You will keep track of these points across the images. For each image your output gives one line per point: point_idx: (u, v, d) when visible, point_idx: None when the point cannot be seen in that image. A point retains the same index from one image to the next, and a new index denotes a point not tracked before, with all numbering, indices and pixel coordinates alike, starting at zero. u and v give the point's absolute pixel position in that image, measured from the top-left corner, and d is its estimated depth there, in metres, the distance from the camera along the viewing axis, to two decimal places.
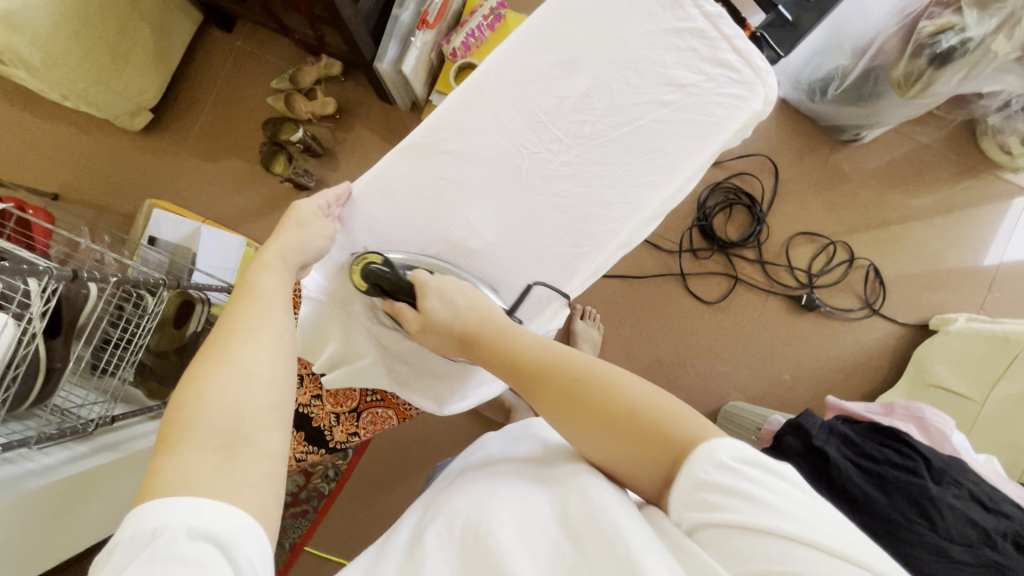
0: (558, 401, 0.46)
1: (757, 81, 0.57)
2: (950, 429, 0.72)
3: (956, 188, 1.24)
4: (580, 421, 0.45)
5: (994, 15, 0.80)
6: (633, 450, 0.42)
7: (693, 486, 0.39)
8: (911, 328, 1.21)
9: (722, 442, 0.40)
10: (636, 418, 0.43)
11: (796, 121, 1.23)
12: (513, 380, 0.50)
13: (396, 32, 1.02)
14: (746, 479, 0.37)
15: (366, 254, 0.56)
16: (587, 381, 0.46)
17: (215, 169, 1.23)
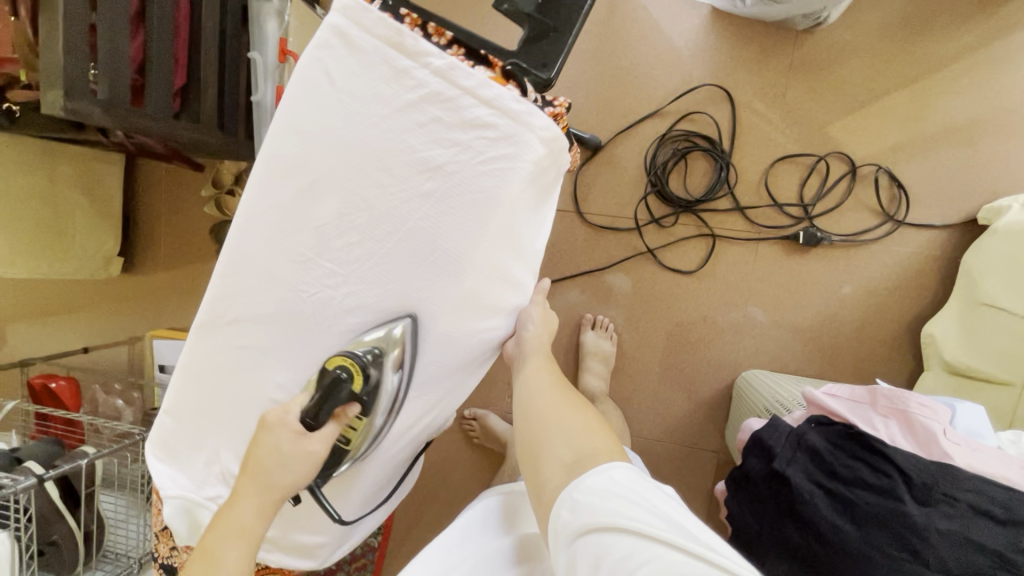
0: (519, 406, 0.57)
1: (521, 130, 0.46)
2: (941, 421, 0.60)
3: (979, 30, 0.95)
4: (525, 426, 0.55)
5: None
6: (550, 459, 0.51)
7: (586, 494, 0.46)
8: (952, 227, 0.98)
9: (615, 464, 0.48)
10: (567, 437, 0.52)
11: (737, 29, 1.01)
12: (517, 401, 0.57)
13: (264, 118, 1.00)
14: (624, 491, 0.45)
15: (354, 366, 0.50)
16: (552, 399, 0.55)
17: (191, 287, 1.32)
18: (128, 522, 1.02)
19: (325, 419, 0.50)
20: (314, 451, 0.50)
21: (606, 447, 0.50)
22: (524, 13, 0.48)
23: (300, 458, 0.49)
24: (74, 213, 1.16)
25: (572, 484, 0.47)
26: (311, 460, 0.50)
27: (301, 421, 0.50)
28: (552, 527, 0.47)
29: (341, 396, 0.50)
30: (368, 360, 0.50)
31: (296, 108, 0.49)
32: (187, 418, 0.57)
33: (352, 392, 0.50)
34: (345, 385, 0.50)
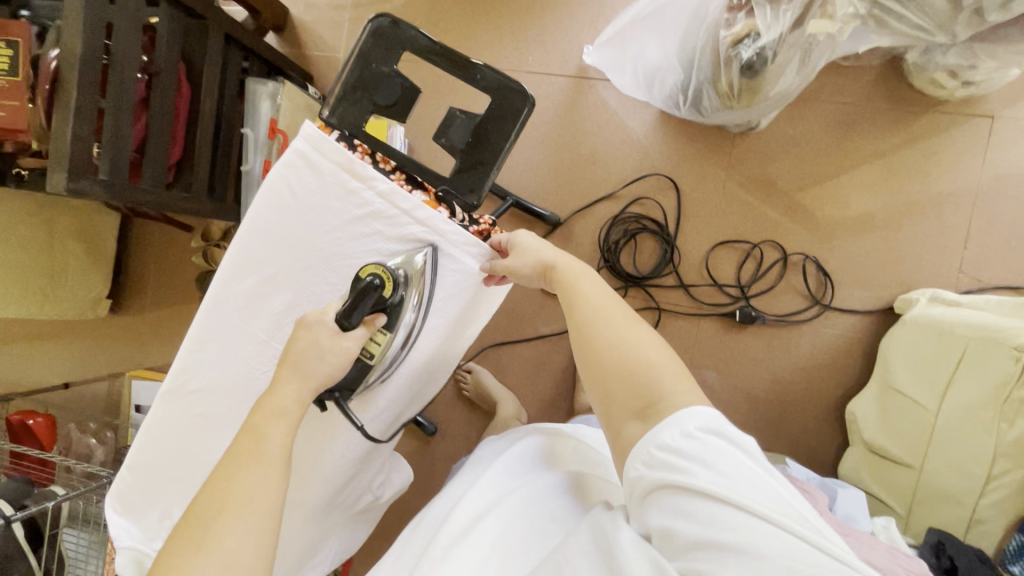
0: (580, 332, 0.52)
1: (454, 247, 0.58)
2: (820, 504, 0.67)
3: (895, 140, 1.07)
4: (593, 360, 0.50)
5: (788, 9, 0.70)
6: (619, 404, 0.48)
7: (662, 450, 0.43)
8: (873, 314, 1.07)
9: (692, 412, 0.44)
10: (645, 378, 0.47)
11: (683, 126, 1.13)
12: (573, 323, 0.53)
13: (251, 187, 1.10)
14: (699, 447, 0.42)
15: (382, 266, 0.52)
16: (620, 321, 0.51)
17: (174, 329, 1.39)
18: (88, 561, 1.05)
19: (356, 323, 0.51)
20: (349, 349, 0.51)
21: (676, 379, 0.47)
22: (456, 148, 0.57)
23: (338, 356, 0.50)
24: (69, 259, 1.24)
25: (647, 437, 0.44)
26: (344, 357, 0.51)
27: (335, 321, 0.51)
28: (626, 480, 0.46)
29: (372, 298, 0.51)
30: (395, 269, 0.54)
31: (264, 215, 0.58)
32: (145, 477, 0.63)
33: (382, 297, 0.52)
34: (378, 291, 0.51)
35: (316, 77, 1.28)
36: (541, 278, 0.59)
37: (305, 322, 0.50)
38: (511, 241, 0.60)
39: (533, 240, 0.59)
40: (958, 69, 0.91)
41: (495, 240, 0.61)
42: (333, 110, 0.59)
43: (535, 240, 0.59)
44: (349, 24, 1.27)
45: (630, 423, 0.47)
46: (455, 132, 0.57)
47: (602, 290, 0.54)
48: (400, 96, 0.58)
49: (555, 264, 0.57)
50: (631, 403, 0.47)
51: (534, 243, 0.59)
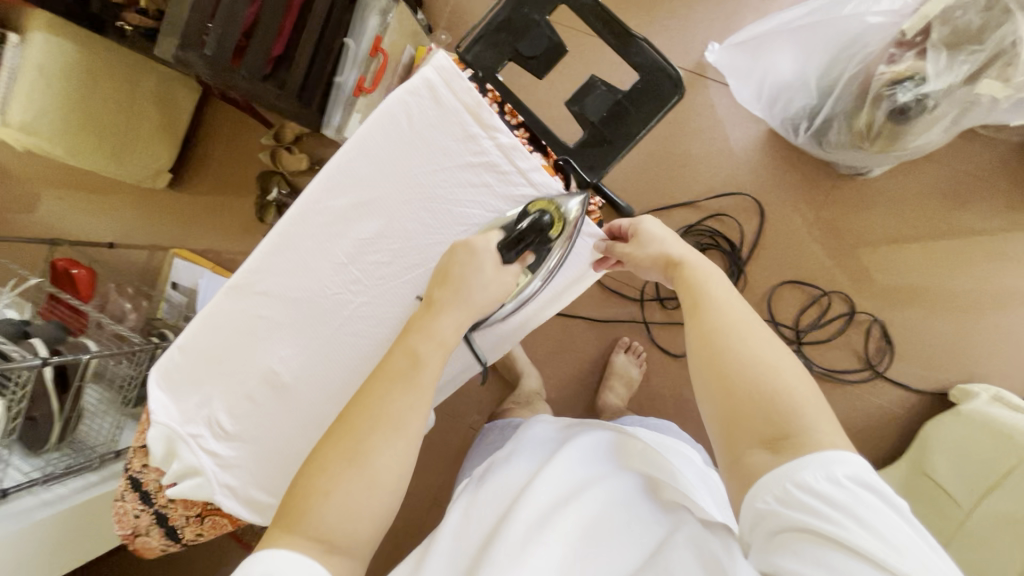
0: (704, 340, 0.48)
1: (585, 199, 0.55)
2: None
3: (1006, 225, 1.01)
4: (719, 375, 0.46)
5: (966, 61, 0.65)
6: (747, 427, 0.44)
7: (806, 491, 0.40)
8: (924, 394, 1.04)
9: (841, 456, 0.40)
10: (777, 407, 0.43)
11: (788, 152, 1.07)
12: (693, 327, 0.49)
13: (339, 99, 1.07)
14: (850, 499, 0.38)
15: (555, 202, 0.54)
16: (755, 337, 0.47)
17: (224, 218, 1.39)
18: (103, 416, 1.10)
19: (514, 257, 0.52)
20: (507, 282, 0.52)
21: (812, 415, 0.43)
22: (588, 120, 0.54)
23: (497, 287, 0.51)
24: (142, 124, 1.24)
25: (784, 471, 0.41)
26: (501, 289, 0.51)
27: (496, 250, 0.52)
28: (747, 508, 0.43)
29: (531, 240, 0.52)
30: (566, 207, 0.54)
31: (376, 136, 0.56)
32: (193, 361, 0.63)
33: (543, 237, 0.53)
34: (544, 227, 0.53)
35: (427, 3, 1.24)
36: (662, 270, 0.55)
37: (469, 248, 0.51)
38: (634, 225, 0.57)
39: (657, 226, 0.56)
40: None
41: (615, 226, 0.59)
42: (469, 48, 0.56)
43: (661, 229, 0.55)
44: None
45: (756, 452, 0.43)
46: (592, 103, 0.54)
47: (732, 295, 0.50)
48: (545, 51, 0.55)
49: (685, 259, 0.53)
50: (760, 431, 0.43)
51: (658, 231, 0.55)
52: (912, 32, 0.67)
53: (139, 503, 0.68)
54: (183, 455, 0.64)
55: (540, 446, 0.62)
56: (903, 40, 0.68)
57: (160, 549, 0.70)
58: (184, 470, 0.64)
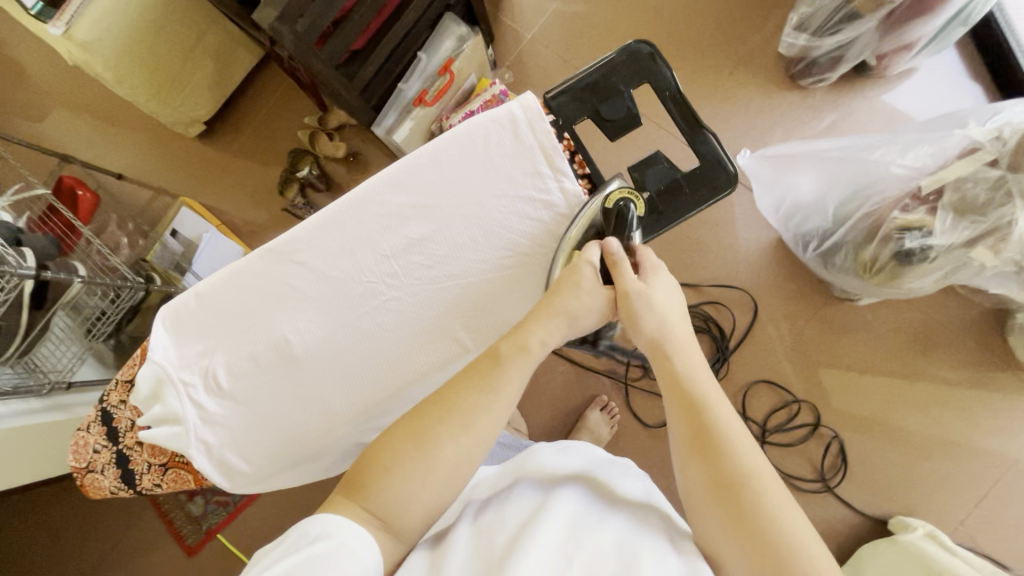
0: (700, 443, 0.50)
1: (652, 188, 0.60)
2: None
3: (965, 378, 1.10)
4: (715, 476, 0.48)
5: (967, 228, 0.73)
6: (747, 541, 0.46)
7: None
8: (866, 517, 1.09)
9: None
10: (771, 535, 0.45)
11: (788, 262, 1.16)
12: (688, 425, 0.51)
13: (397, 103, 1.13)
14: None
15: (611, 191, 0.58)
16: (743, 437, 0.50)
17: (244, 181, 1.40)
18: (67, 344, 1.07)
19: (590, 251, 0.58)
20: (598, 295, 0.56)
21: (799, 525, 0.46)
22: (645, 188, 0.60)
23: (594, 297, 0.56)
24: (195, 73, 1.26)
25: None
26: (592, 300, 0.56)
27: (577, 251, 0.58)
28: None
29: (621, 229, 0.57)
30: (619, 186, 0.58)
31: (451, 150, 0.60)
32: (206, 310, 0.64)
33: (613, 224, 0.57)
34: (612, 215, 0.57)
35: (497, 42, 1.33)
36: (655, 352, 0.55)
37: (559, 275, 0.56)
38: (641, 297, 0.54)
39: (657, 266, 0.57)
40: None
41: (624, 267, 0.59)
42: (555, 97, 0.61)
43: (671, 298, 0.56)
44: (550, 13, 1.32)
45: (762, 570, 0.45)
46: (652, 174, 0.60)
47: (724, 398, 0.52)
48: (623, 117, 0.61)
49: (687, 347, 0.54)
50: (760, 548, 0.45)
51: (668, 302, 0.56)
52: (927, 189, 0.75)
53: (104, 438, 0.66)
54: (169, 400, 0.62)
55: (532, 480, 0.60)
56: (918, 195, 0.76)
57: (107, 491, 0.67)
58: (165, 414, 0.63)
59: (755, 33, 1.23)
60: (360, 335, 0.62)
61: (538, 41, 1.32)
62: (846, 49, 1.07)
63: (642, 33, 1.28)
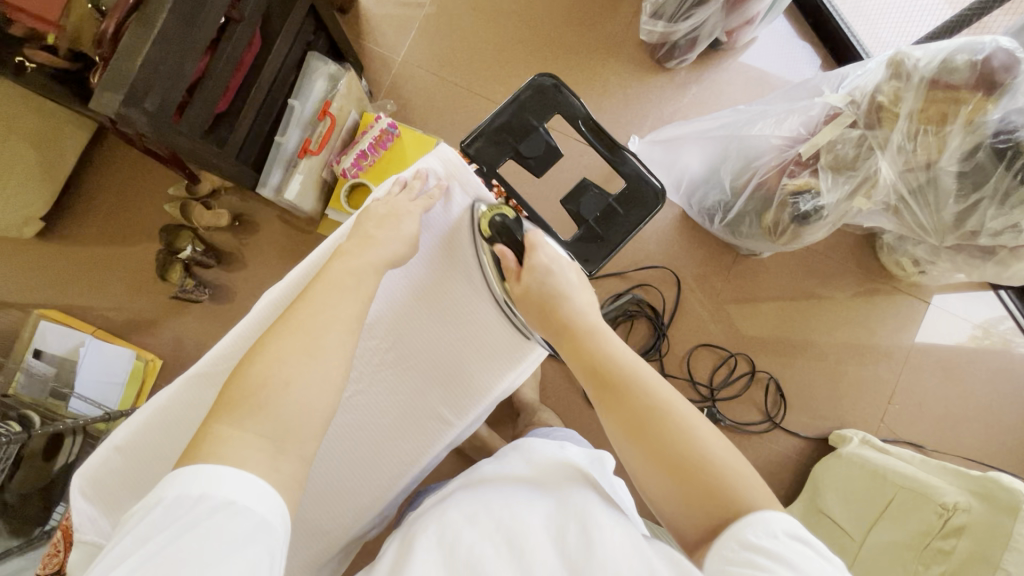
0: (572, 342, 0.59)
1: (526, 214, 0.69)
2: None
3: (857, 298, 1.26)
4: (586, 365, 0.57)
5: (847, 182, 0.82)
6: (618, 411, 0.53)
7: (741, 546, 0.42)
8: (810, 440, 1.22)
9: (776, 515, 0.44)
10: (638, 399, 0.52)
11: (695, 231, 1.25)
12: (558, 334, 0.60)
13: (279, 159, 1.03)
14: (783, 548, 0.41)
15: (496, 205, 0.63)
16: (610, 334, 0.58)
17: (111, 274, 1.21)
18: None
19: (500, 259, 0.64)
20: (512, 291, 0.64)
21: (660, 391, 0.53)
22: (583, 217, 0.64)
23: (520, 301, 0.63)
24: (18, 165, 1.06)
25: (731, 534, 0.44)
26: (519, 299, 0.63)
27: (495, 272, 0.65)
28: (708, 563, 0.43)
29: (511, 236, 0.64)
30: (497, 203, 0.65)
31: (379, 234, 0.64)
32: (137, 460, 0.56)
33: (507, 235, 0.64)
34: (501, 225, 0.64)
35: (368, 72, 1.27)
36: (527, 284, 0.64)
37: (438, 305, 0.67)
38: (530, 245, 0.63)
39: (553, 253, 0.63)
40: (920, 259, 1.11)
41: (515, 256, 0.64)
42: (473, 145, 0.64)
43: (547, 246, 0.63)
44: (415, 33, 1.28)
45: (632, 430, 0.51)
46: (587, 204, 0.64)
47: (636, 361, 0.56)
48: (543, 152, 0.64)
49: (593, 330, 0.59)
50: (626, 412, 0.52)
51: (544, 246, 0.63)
52: (807, 155, 0.84)
53: None
54: None
55: (461, 493, 0.58)
56: (801, 160, 0.85)
57: None
58: None
59: (615, 22, 1.28)
60: (342, 426, 0.66)
61: (410, 63, 1.27)
62: (700, 30, 1.14)
63: (510, 38, 1.28)
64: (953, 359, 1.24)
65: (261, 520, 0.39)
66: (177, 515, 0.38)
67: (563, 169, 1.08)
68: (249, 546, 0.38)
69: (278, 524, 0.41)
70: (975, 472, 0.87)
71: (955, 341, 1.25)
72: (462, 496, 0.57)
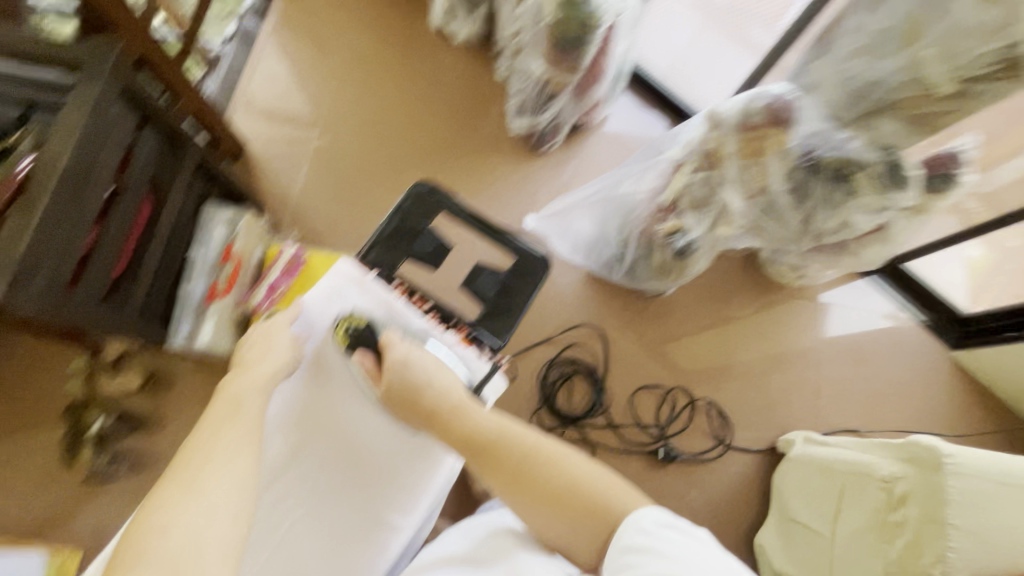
0: (441, 421, 0.63)
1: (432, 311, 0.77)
2: None
3: (760, 310, 1.39)
4: (458, 440, 0.62)
5: (707, 216, 0.95)
6: (501, 474, 0.58)
7: (622, 552, 0.48)
8: (762, 452, 1.27)
9: (646, 512, 0.50)
10: (518, 454, 0.58)
11: (605, 285, 1.35)
12: (428, 418, 0.65)
13: (188, 307, 1.04)
14: (660, 541, 0.47)
15: (348, 315, 0.70)
16: (472, 403, 0.64)
17: (8, 472, 1.09)
18: None
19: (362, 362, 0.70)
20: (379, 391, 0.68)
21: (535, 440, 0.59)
22: (484, 297, 0.72)
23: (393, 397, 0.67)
24: None
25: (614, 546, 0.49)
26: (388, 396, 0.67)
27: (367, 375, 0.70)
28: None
29: (369, 342, 0.70)
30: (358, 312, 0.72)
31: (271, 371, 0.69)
32: None
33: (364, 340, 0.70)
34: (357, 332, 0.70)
35: (267, 208, 1.33)
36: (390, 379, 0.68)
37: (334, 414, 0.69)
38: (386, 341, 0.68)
39: (407, 345, 0.68)
40: (795, 266, 1.26)
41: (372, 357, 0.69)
42: (370, 254, 0.74)
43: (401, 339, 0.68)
44: (308, 165, 1.37)
45: (523, 486, 0.56)
46: (483, 284, 0.72)
47: (500, 423, 0.61)
48: (434, 248, 0.73)
49: (455, 406, 0.64)
50: (510, 471, 0.57)
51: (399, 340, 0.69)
52: (667, 201, 0.97)
53: None
54: None
55: None
56: (664, 206, 0.98)
57: None
58: None
59: (487, 123, 1.44)
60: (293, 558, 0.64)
61: (308, 193, 1.35)
62: (560, 117, 1.31)
63: (399, 154, 1.40)
64: (854, 344, 1.38)
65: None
66: None
67: (469, 257, 1.15)
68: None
69: None
70: (899, 440, 0.95)
71: (851, 328, 1.39)
72: None
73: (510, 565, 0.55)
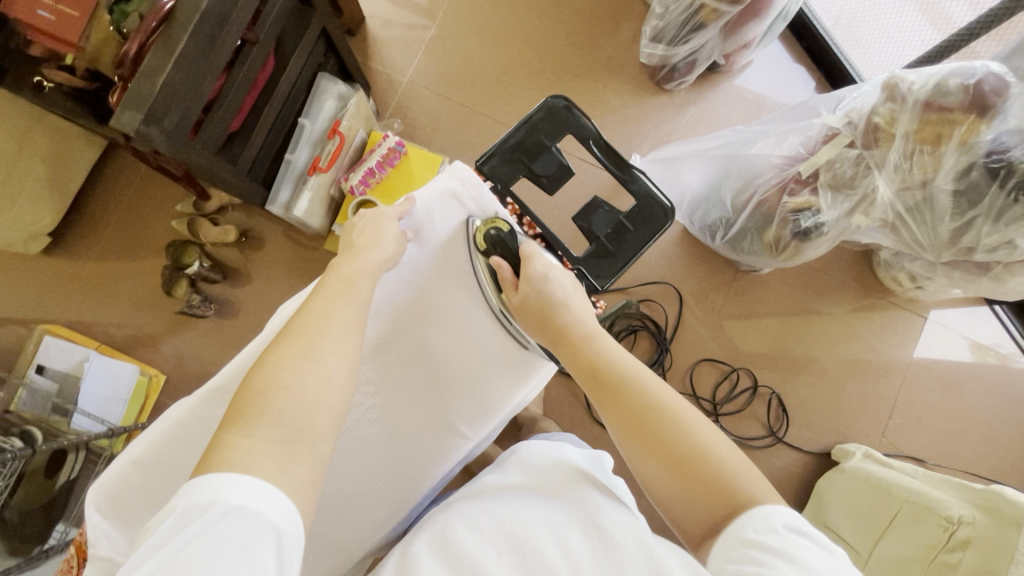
0: (570, 349, 0.63)
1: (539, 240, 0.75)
2: None
3: (856, 312, 1.28)
4: (584, 370, 0.61)
5: (846, 200, 0.85)
6: (620, 414, 0.56)
7: (742, 543, 0.45)
8: (812, 454, 1.23)
9: (777, 509, 0.47)
10: (645, 401, 0.56)
11: (696, 247, 1.27)
12: (557, 342, 0.64)
13: (288, 176, 1.05)
14: (786, 543, 0.43)
15: (494, 219, 0.69)
16: (606, 339, 0.63)
17: (116, 288, 1.21)
18: None
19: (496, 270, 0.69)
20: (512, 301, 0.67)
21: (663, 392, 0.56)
22: (595, 234, 0.68)
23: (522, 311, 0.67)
24: (26, 182, 1.07)
25: (733, 529, 0.47)
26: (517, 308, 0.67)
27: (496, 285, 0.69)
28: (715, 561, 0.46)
29: (506, 249, 0.69)
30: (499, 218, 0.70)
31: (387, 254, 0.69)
32: (151, 475, 0.57)
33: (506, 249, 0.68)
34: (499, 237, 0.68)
35: (375, 92, 1.30)
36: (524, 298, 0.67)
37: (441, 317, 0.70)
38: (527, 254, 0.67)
39: (547, 262, 0.67)
40: (917, 275, 1.13)
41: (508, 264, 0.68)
42: (487, 164, 0.70)
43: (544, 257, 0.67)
44: (422, 54, 1.31)
45: (640, 430, 0.54)
46: (597, 221, 0.68)
47: (631, 365, 0.59)
48: (554, 171, 0.69)
49: (589, 335, 0.63)
50: (631, 414, 0.55)
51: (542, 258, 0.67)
52: (806, 173, 0.86)
53: None
54: None
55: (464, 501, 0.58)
56: (800, 178, 0.87)
57: None
58: None
59: (615, 45, 1.32)
60: (354, 439, 0.67)
61: (416, 84, 1.30)
62: (699, 53, 1.18)
63: (515, 60, 1.32)
64: (951, 373, 1.26)
65: (269, 524, 0.40)
66: (186, 523, 0.38)
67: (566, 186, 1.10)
68: (256, 553, 0.38)
69: (288, 528, 0.41)
70: (977, 485, 0.88)
71: (953, 355, 1.26)
72: (466, 503, 0.57)
73: (579, 499, 0.55)
